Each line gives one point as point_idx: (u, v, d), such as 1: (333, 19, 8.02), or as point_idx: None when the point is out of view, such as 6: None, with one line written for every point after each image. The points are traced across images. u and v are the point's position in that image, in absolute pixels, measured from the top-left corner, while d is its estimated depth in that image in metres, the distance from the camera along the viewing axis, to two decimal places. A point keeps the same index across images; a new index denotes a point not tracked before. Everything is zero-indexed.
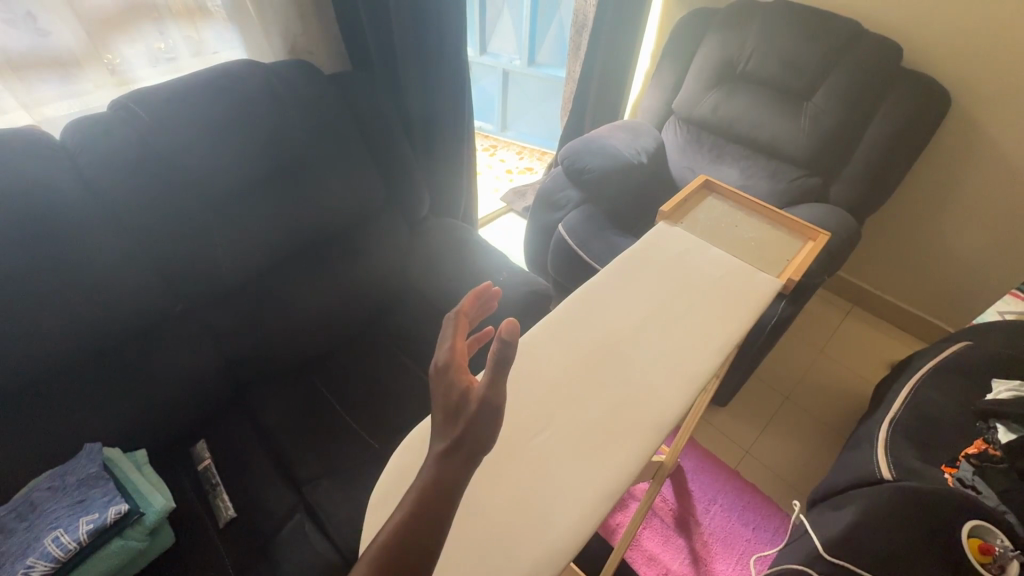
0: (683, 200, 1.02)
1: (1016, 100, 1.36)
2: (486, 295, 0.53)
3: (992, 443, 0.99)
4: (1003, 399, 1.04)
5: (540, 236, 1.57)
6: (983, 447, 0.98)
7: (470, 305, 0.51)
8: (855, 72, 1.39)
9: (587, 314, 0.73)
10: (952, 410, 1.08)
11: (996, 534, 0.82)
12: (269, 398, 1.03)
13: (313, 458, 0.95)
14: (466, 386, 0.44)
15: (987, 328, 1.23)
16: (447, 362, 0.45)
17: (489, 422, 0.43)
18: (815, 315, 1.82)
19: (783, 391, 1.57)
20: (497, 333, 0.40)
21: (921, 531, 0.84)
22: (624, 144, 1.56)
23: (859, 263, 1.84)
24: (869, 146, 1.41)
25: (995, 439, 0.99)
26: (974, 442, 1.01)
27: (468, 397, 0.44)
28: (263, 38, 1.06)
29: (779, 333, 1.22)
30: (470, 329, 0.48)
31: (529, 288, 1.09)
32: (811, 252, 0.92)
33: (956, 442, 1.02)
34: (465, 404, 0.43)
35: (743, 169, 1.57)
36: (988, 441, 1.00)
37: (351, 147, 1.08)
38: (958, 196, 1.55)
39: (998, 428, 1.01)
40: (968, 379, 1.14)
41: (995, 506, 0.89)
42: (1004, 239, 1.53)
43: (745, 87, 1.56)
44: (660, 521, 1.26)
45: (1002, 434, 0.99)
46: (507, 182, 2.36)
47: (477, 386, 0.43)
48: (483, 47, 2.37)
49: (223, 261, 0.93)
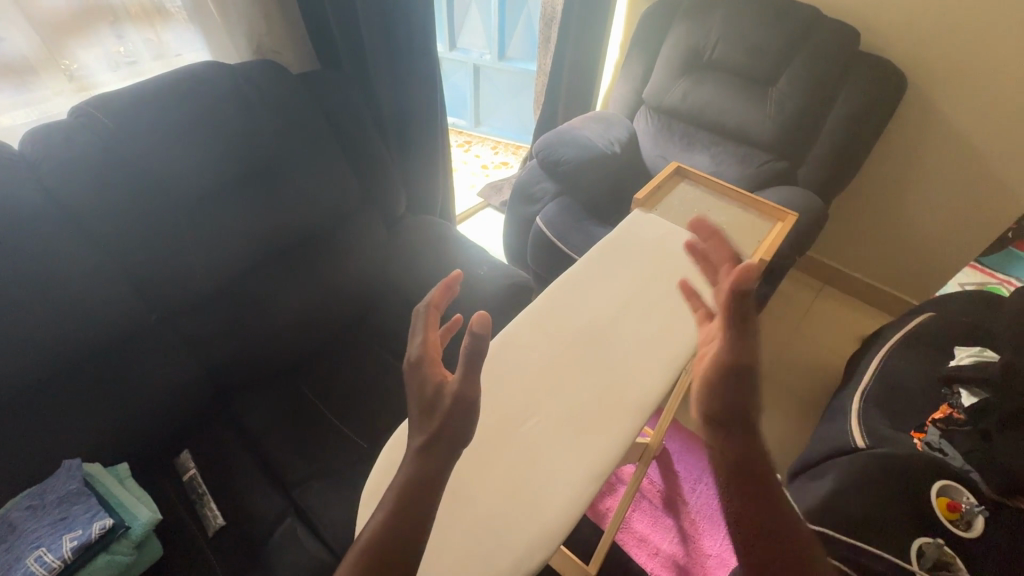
0: (656, 187, 1.05)
1: (967, 79, 1.42)
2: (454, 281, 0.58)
3: (956, 407, 1.04)
4: (965, 365, 1.09)
5: (518, 230, 1.58)
6: (949, 411, 1.03)
7: (440, 297, 0.56)
8: (815, 57, 1.43)
9: (565, 304, 0.74)
10: (920, 379, 1.13)
11: (962, 491, 0.87)
12: (252, 404, 1.02)
13: (301, 461, 0.95)
14: (440, 380, 0.50)
15: (950, 299, 1.29)
16: (421, 356, 0.51)
17: (463, 416, 0.48)
18: (789, 295, 1.87)
19: (762, 370, 1.61)
20: (468, 327, 0.45)
21: (894, 494, 0.88)
22: (597, 136, 1.58)
23: (829, 243, 1.89)
24: (831, 128, 1.45)
25: (959, 403, 1.05)
26: (940, 407, 1.06)
27: (442, 393, 0.49)
28: (226, 38, 1.04)
29: (755, 314, 1.25)
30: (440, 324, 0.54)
31: (510, 280, 1.09)
32: (781, 233, 0.95)
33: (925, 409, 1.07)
34: (440, 399, 0.49)
35: (713, 156, 1.61)
36: (953, 405, 1.05)
37: (323, 147, 1.07)
38: (917, 173, 1.61)
39: (961, 392, 1.06)
40: (932, 347, 1.20)
41: (960, 466, 0.94)
42: (961, 213, 1.59)
43: (712, 75, 1.59)
44: (649, 503, 1.29)
45: (965, 398, 1.04)
46: (483, 177, 2.35)
47: (452, 381, 0.49)
48: (452, 43, 2.34)
49: (198, 269, 0.92)
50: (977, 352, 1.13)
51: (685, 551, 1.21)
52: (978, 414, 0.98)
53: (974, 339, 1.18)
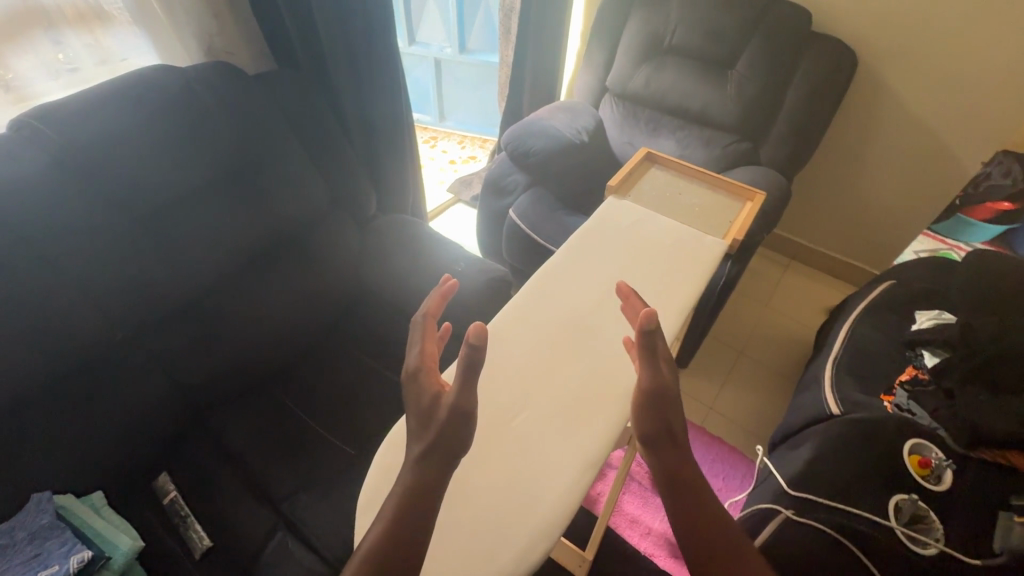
0: (628, 173, 1.05)
1: (912, 56, 1.48)
2: (447, 293, 0.63)
3: (920, 369, 1.11)
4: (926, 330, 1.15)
5: (492, 224, 1.57)
6: (914, 373, 1.10)
7: (434, 308, 0.61)
8: (771, 39, 1.47)
9: (547, 295, 0.75)
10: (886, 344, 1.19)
11: (932, 449, 0.93)
12: (231, 420, 0.99)
13: (288, 474, 0.93)
14: (437, 391, 0.54)
15: (909, 267, 1.35)
16: (418, 367, 0.55)
17: (460, 426, 0.51)
18: (759, 272, 1.93)
19: (737, 347, 1.66)
20: (466, 338, 0.49)
21: (869, 456, 0.92)
22: (564, 125, 1.58)
23: (792, 219, 1.95)
24: (790, 108, 1.49)
25: (923, 365, 1.12)
26: (906, 369, 1.13)
27: (438, 404, 0.52)
28: (175, 39, 0.99)
29: (729, 293, 1.28)
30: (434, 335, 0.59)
31: (489, 275, 1.09)
32: (750, 212, 0.97)
33: (892, 373, 1.13)
34: (437, 409, 0.52)
35: (678, 140, 1.63)
36: (918, 367, 1.12)
37: (287, 150, 1.03)
38: (871, 148, 1.68)
39: (924, 355, 1.14)
40: (895, 314, 1.26)
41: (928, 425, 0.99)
42: (914, 184, 1.67)
43: (673, 60, 1.61)
44: (638, 484, 1.31)
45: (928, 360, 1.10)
46: (452, 173, 2.33)
47: (447, 393, 0.52)
48: (412, 37, 2.30)
49: (164, 285, 0.88)
50: (937, 317, 1.20)
51: None
52: (939, 373, 1.05)
53: (932, 304, 1.25)
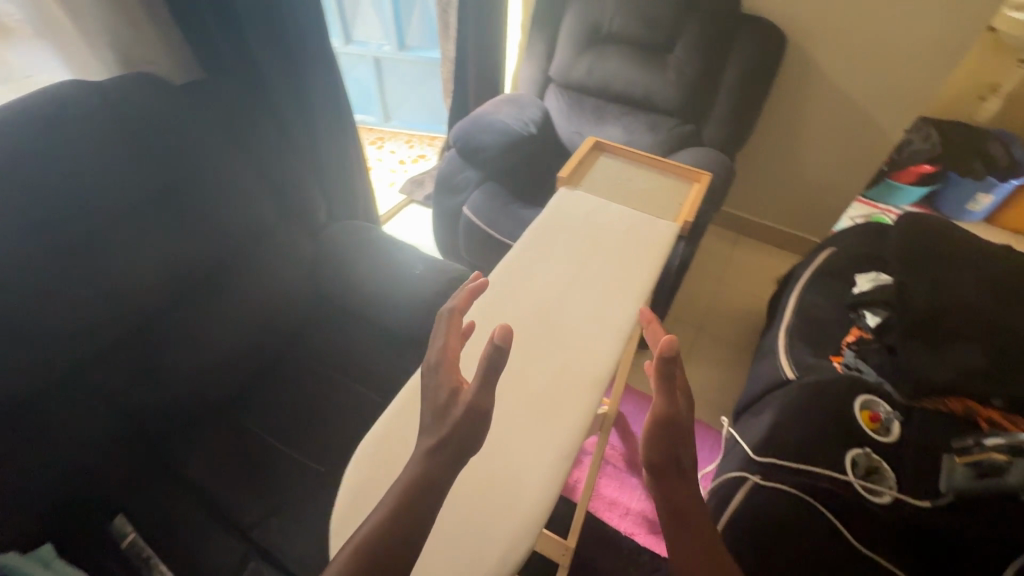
0: (578, 163, 1.06)
1: (835, 33, 1.56)
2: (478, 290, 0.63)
3: (865, 329, 1.19)
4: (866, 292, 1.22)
5: (447, 223, 1.55)
6: (859, 333, 1.18)
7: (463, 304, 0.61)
8: (705, 23, 1.51)
9: (509, 290, 0.74)
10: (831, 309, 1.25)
11: (880, 403, 1.00)
12: (190, 450, 0.94)
13: (256, 500, 0.89)
14: (455, 386, 0.52)
15: (847, 234, 1.43)
16: (440, 360, 0.54)
17: (474, 427, 0.49)
18: (710, 249, 2.00)
19: (696, 323, 1.71)
20: (492, 338, 0.47)
21: (824, 416, 0.97)
22: (511, 117, 1.57)
23: (738, 196, 2.02)
24: (728, 89, 1.54)
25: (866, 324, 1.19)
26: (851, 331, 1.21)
27: (455, 400, 0.51)
28: (89, 53, 0.91)
29: (684, 272, 1.32)
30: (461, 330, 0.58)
31: (448, 275, 1.07)
32: (699, 192, 1.00)
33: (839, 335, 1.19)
34: (454, 404, 0.51)
35: (624, 127, 1.64)
36: (861, 327, 1.19)
37: (224, 162, 0.98)
38: (805, 123, 1.76)
39: (865, 315, 1.20)
40: (838, 280, 1.33)
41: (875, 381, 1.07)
42: (845, 155, 1.76)
43: (614, 47, 1.63)
44: (614, 467, 1.35)
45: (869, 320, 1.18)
46: (402, 173, 2.29)
47: (467, 389, 0.50)
48: (347, 36, 2.25)
49: (102, 318, 0.83)
50: (875, 277, 1.25)
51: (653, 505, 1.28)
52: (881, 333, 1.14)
53: (870, 267, 1.32)
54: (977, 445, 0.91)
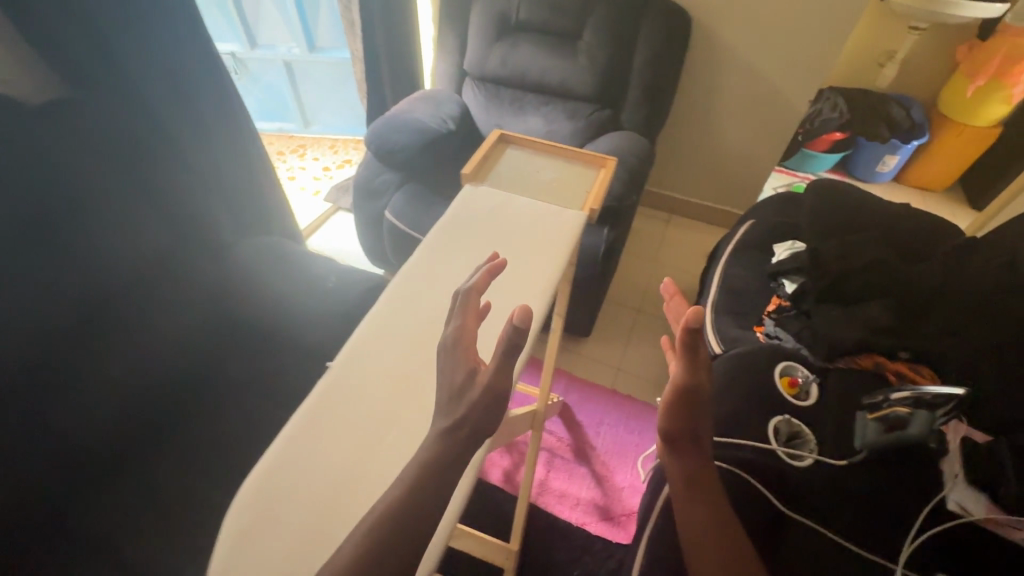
0: (483, 158, 1.02)
1: (736, 11, 1.60)
2: (496, 270, 0.64)
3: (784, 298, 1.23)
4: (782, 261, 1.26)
5: (370, 228, 1.50)
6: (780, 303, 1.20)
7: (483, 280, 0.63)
8: (611, 8, 1.52)
9: (376, 327, 0.78)
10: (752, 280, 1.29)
11: (798, 367, 1.02)
12: (91, 505, 0.86)
13: (171, 548, 0.83)
14: (473, 368, 0.58)
15: (763, 206, 1.48)
16: (456, 338, 0.60)
17: (492, 407, 0.56)
18: (644, 231, 2.03)
19: (633, 305, 1.73)
20: (513, 317, 0.52)
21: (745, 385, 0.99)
22: (428, 117, 1.54)
23: (664, 176, 2.06)
24: (640, 72, 1.56)
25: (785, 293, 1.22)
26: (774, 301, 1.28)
27: (471, 382, 0.57)
28: None
29: (611, 258, 1.32)
30: (476, 316, 0.62)
31: (364, 285, 1.03)
32: (606, 178, 0.97)
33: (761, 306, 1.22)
34: (471, 385, 0.57)
35: (544, 116, 1.63)
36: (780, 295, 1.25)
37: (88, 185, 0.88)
38: (719, 100, 1.80)
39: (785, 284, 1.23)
40: (757, 252, 1.37)
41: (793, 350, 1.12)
42: (759, 129, 1.82)
43: (525, 37, 1.62)
44: (561, 459, 1.34)
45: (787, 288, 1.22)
46: (327, 180, 2.20)
47: (485, 370, 0.56)
48: (253, 42, 2.13)
49: None
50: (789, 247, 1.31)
51: (602, 491, 1.28)
52: None
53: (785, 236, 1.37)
54: (886, 400, 0.92)
